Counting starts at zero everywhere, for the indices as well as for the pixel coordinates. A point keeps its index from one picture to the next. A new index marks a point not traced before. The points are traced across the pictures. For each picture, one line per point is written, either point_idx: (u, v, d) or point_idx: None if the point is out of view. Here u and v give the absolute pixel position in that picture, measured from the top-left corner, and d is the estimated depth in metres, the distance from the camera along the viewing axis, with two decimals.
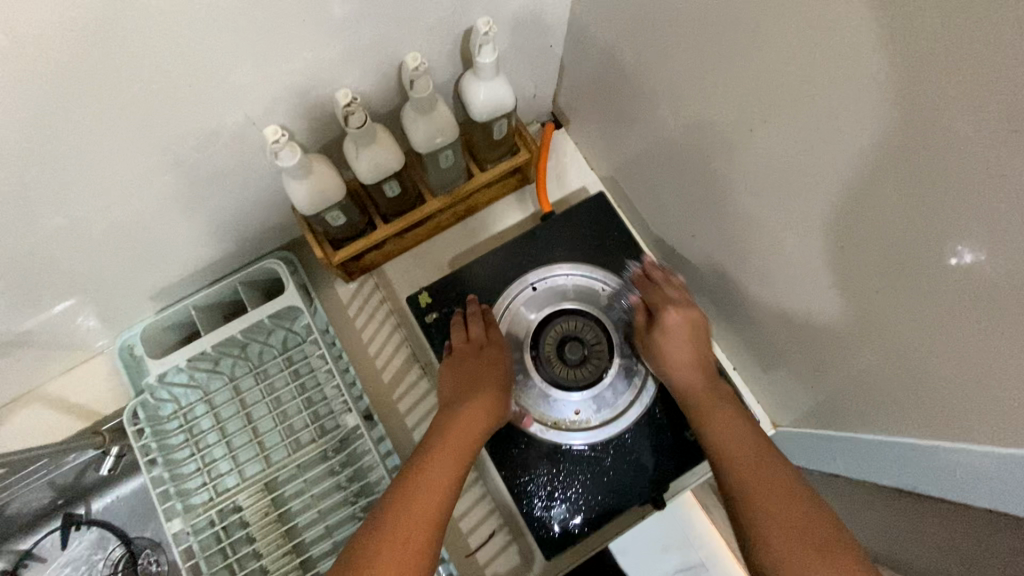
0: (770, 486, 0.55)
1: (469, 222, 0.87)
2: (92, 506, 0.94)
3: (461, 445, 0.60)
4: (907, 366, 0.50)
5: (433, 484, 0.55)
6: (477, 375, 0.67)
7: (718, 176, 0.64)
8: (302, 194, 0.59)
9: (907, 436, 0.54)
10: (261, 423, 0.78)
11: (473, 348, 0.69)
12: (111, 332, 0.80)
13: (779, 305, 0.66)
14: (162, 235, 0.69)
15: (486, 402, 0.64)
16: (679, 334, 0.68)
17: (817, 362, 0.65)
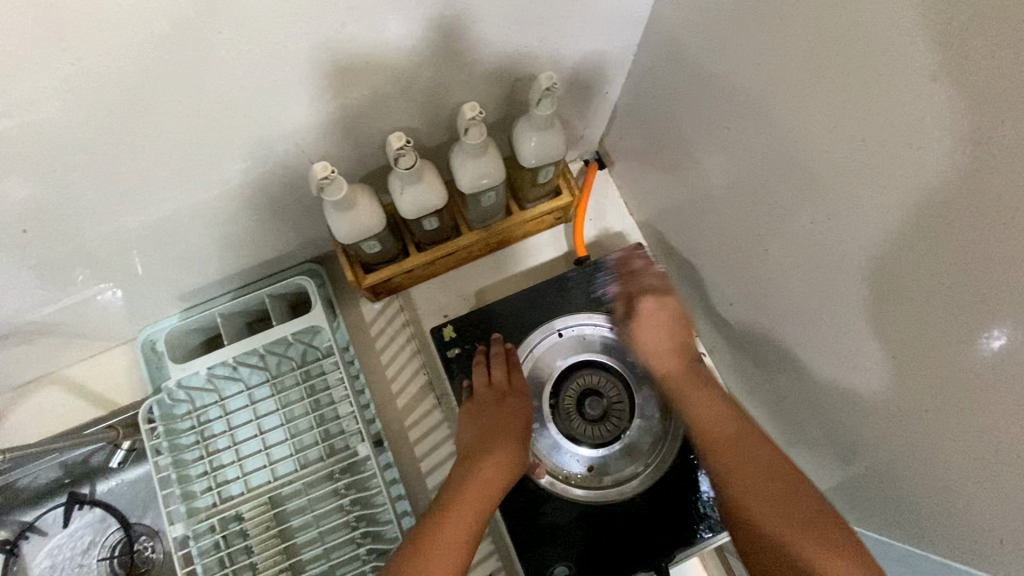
0: (771, 481, 0.57)
1: (500, 255, 0.86)
2: (97, 487, 0.95)
3: (478, 501, 0.60)
4: (937, 485, 0.49)
5: (447, 541, 0.55)
6: (496, 426, 0.67)
7: (762, 250, 0.63)
8: (340, 223, 0.59)
9: (931, 550, 0.52)
10: (272, 434, 0.78)
11: (494, 395, 0.69)
12: (135, 325, 0.81)
13: (810, 388, 0.64)
14: (197, 240, 0.69)
15: (502, 458, 0.64)
16: (653, 317, 0.72)
17: (842, 453, 0.63)
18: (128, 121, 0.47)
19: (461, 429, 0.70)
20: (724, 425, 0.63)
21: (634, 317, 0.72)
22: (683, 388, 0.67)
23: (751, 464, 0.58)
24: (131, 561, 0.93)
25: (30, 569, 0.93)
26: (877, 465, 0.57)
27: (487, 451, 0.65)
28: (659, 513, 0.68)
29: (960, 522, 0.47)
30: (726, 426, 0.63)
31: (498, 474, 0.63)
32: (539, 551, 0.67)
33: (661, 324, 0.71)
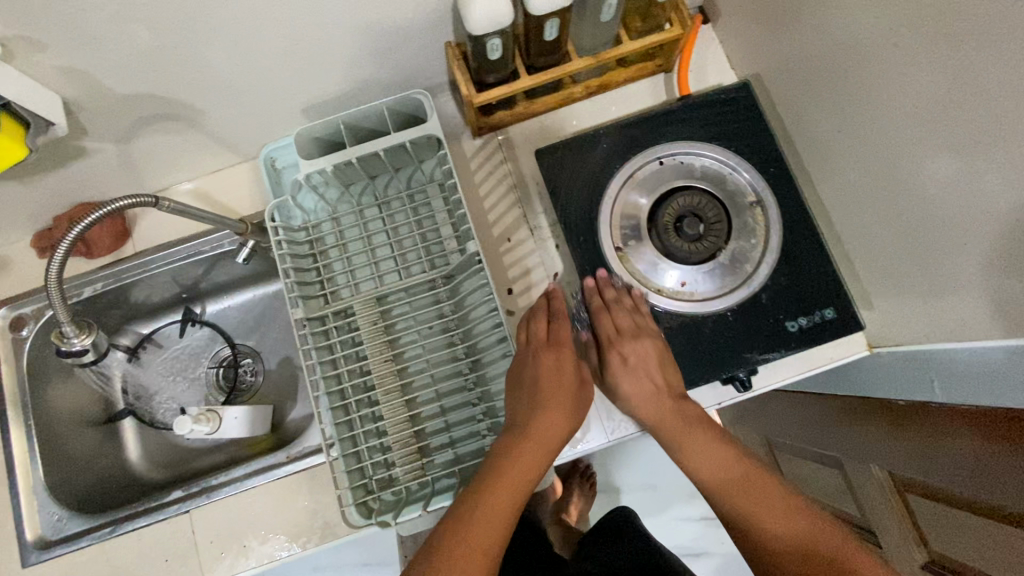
0: (699, 451, 0.64)
1: (600, 101, 0.88)
2: (207, 309, 1.04)
3: (524, 471, 0.61)
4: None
5: (489, 513, 0.57)
6: (536, 385, 0.66)
7: (900, 66, 0.62)
8: (476, 12, 0.63)
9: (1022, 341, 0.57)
10: (380, 249, 0.85)
11: (545, 343, 0.70)
12: (257, 144, 0.87)
13: (926, 211, 0.65)
14: (329, 48, 0.73)
15: (551, 422, 0.65)
16: (637, 367, 0.68)
17: (950, 277, 0.65)
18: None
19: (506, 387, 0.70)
20: (654, 404, 0.67)
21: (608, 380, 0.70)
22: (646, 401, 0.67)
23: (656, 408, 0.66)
24: (234, 378, 1.02)
25: (146, 374, 1.02)
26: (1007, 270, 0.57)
27: (525, 429, 0.64)
28: (746, 325, 0.72)
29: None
30: (655, 408, 0.66)
31: (546, 438, 0.64)
32: None
33: (628, 361, 0.69)
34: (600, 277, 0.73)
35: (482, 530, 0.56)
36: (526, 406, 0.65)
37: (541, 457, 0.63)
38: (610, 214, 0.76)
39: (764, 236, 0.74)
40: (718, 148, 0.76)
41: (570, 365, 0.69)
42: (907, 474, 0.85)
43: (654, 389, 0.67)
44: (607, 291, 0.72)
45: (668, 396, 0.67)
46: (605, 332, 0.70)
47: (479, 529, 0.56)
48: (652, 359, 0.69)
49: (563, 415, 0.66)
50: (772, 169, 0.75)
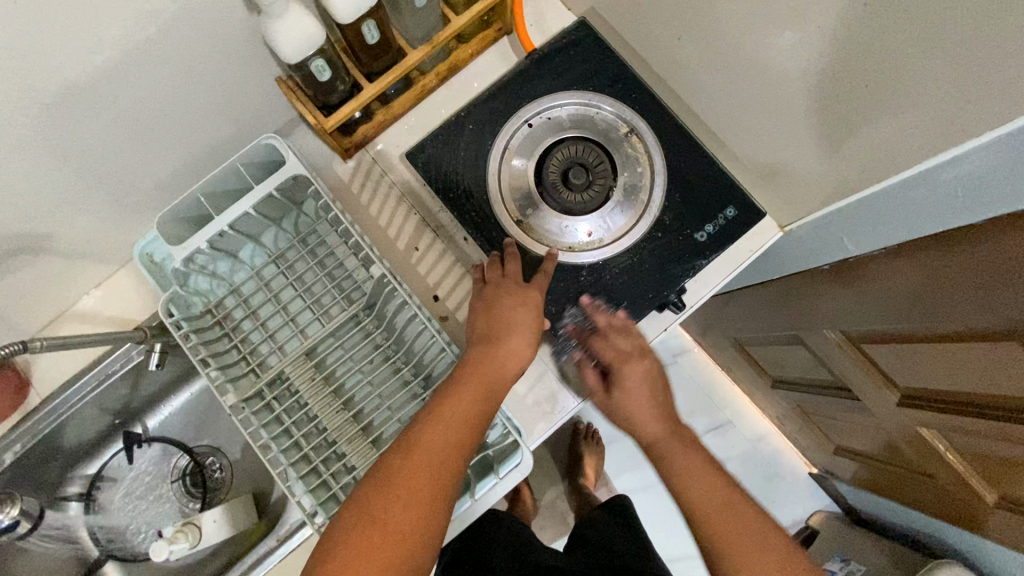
0: (744, 542, 0.62)
1: (454, 83, 0.86)
2: (148, 426, 0.99)
3: (482, 389, 0.64)
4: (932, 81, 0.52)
5: (438, 439, 0.61)
6: (503, 319, 0.68)
7: None
8: (284, 40, 0.59)
9: (906, 171, 0.59)
10: (292, 304, 0.82)
11: (512, 283, 0.70)
12: (125, 245, 0.81)
13: (788, 85, 0.67)
14: (158, 122, 0.68)
15: (514, 347, 0.67)
16: (639, 384, 0.70)
17: (827, 139, 0.67)
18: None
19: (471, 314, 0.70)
20: (705, 491, 0.65)
21: (615, 390, 0.70)
22: (671, 456, 0.68)
23: (695, 488, 0.65)
24: (203, 481, 0.98)
25: (112, 513, 0.97)
26: (871, 114, 0.59)
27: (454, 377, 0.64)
28: (662, 251, 0.74)
29: (957, 113, 0.51)
30: (655, 430, 0.69)
31: (511, 361, 0.66)
32: (560, 312, 0.73)
33: (628, 383, 0.70)
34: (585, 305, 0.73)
35: (426, 455, 0.60)
36: (492, 332, 0.67)
37: (473, 399, 0.63)
38: (501, 191, 0.75)
39: (648, 161, 0.75)
40: (578, 91, 0.75)
41: (535, 307, 0.69)
42: (857, 327, 0.89)
43: (657, 417, 0.69)
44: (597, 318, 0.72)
45: (666, 424, 0.70)
46: (612, 361, 0.70)
47: (423, 454, 0.60)
48: (644, 386, 0.70)
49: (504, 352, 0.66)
50: (634, 95, 0.75)
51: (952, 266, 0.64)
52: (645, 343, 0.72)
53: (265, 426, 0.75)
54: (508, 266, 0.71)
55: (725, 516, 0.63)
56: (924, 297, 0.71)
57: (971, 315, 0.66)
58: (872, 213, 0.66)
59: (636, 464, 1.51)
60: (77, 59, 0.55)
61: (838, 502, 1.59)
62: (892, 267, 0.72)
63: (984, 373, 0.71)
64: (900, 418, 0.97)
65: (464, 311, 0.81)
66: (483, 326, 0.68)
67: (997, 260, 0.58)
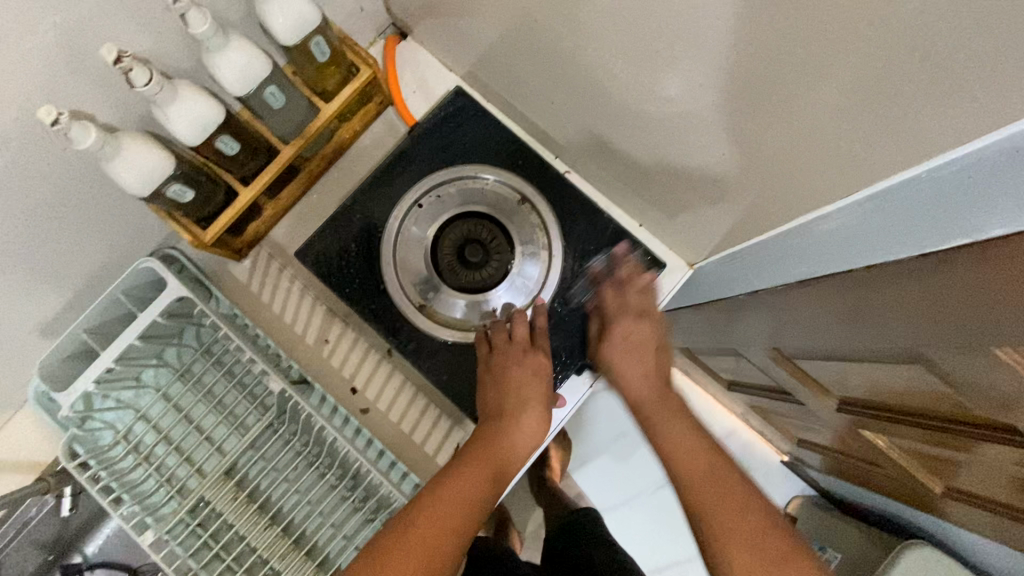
0: (735, 514, 0.55)
1: (341, 163, 0.83)
2: (87, 553, 0.95)
3: (493, 463, 0.61)
4: (792, 141, 0.50)
5: (452, 505, 0.55)
6: (513, 388, 0.67)
7: (573, 25, 0.60)
8: (128, 176, 0.56)
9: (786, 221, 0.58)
10: (205, 420, 0.78)
11: (521, 350, 0.69)
12: (17, 387, 0.76)
13: (667, 140, 0.65)
14: (18, 268, 0.64)
15: (529, 421, 0.65)
16: (635, 343, 0.69)
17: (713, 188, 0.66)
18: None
19: (479, 383, 0.70)
20: (689, 449, 0.61)
21: (608, 338, 0.70)
22: (667, 420, 0.64)
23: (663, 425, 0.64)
24: None
25: None
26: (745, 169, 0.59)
27: (462, 457, 0.61)
28: (571, 317, 0.73)
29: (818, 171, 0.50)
30: (643, 388, 0.67)
31: (527, 438, 0.65)
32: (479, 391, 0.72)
33: (627, 339, 0.69)
34: (611, 254, 0.73)
35: (441, 517, 0.54)
36: (506, 402, 0.66)
37: (481, 481, 0.59)
38: (399, 278, 0.73)
39: (544, 228, 0.73)
40: (462, 165, 0.73)
41: (546, 375, 0.69)
42: (784, 344, 0.89)
43: (649, 374, 0.68)
44: (619, 267, 0.72)
45: (659, 384, 0.68)
46: (612, 310, 0.71)
47: (439, 514, 0.54)
48: (639, 346, 0.69)
49: (514, 437, 0.64)
50: (520, 161, 0.73)
51: (847, 298, 0.64)
52: (648, 306, 0.71)
53: (191, 557, 0.72)
54: (515, 330, 0.70)
55: (715, 487, 0.57)
56: (832, 324, 0.71)
57: (882, 344, 0.66)
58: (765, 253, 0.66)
59: (615, 480, 1.51)
60: None
61: (811, 484, 1.61)
62: (800, 296, 0.72)
63: (903, 389, 0.72)
64: (842, 420, 0.98)
65: (385, 398, 0.79)
66: (497, 399, 0.67)
67: (890, 299, 0.58)
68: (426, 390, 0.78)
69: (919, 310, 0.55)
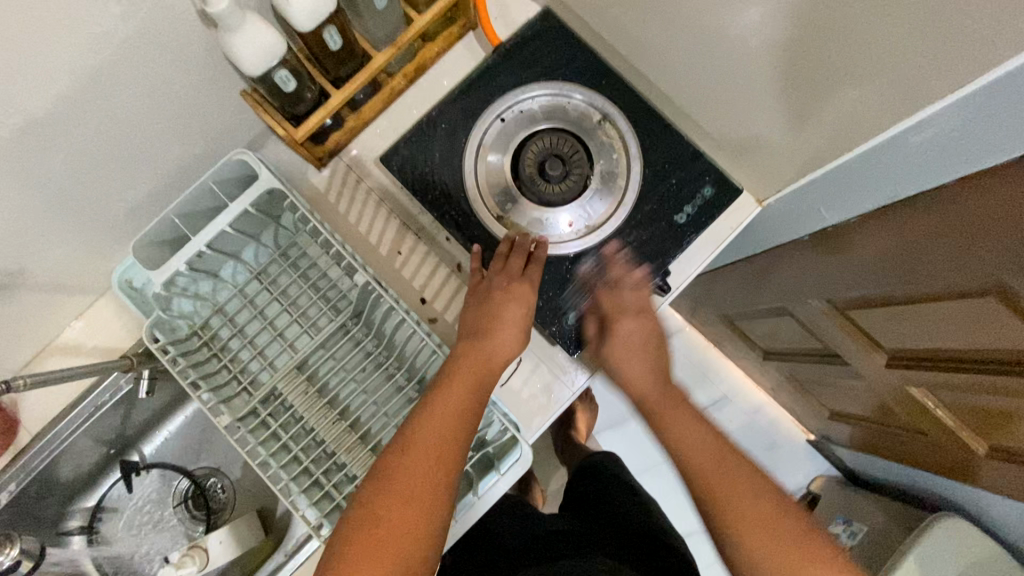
0: (738, 507, 0.61)
1: (422, 83, 0.85)
2: (145, 452, 0.98)
3: (473, 374, 0.65)
4: (899, 45, 0.52)
5: (436, 425, 0.61)
6: (495, 308, 0.69)
7: None
8: (245, 53, 0.58)
9: (877, 139, 0.59)
10: (278, 318, 0.81)
11: (506, 276, 0.71)
12: (104, 272, 0.79)
13: (756, 61, 0.67)
14: (124, 145, 0.67)
15: (506, 335, 0.68)
16: (636, 340, 0.71)
17: (799, 112, 0.67)
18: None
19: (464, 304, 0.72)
20: (703, 449, 0.64)
21: (613, 339, 0.71)
22: (674, 414, 0.67)
23: (680, 427, 0.66)
24: (205, 502, 0.98)
25: (115, 544, 0.96)
26: (839, 86, 0.60)
27: (447, 370, 0.65)
28: (644, 235, 0.74)
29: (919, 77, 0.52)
30: (649, 386, 0.70)
31: (503, 347, 0.68)
32: (549, 300, 0.74)
33: (627, 341, 0.71)
34: (611, 246, 0.74)
35: (426, 441, 0.60)
36: (483, 321, 0.68)
37: (473, 382, 0.64)
38: (479, 189, 0.75)
39: (624, 147, 0.75)
40: (548, 83, 0.75)
41: (528, 296, 0.70)
42: (841, 294, 0.90)
43: (646, 373, 0.70)
44: (615, 256, 0.74)
45: (658, 381, 0.70)
46: (610, 312, 0.72)
47: (423, 440, 0.60)
48: (636, 340, 0.71)
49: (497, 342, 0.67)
50: (604, 82, 0.75)
51: (927, 227, 0.65)
52: (644, 303, 0.73)
53: (263, 444, 0.74)
54: (510, 256, 0.72)
55: (719, 474, 0.63)
56: (904, 261, 0.72)
57: (957, 278, 0.67)
58: (844, 181, 0.67)
59: (642, 443, 1.52)
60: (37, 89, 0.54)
61: (837, 466, 1.61)
62: (872, 232, 0.73)
63: (969, 331, 0.72)
64: (890, 379, 0.98)
65: (452, 311, 0.81)
66: (477, 319, 0.69)
67: (976, 221, 0.58)
68: None
69: (1001, 225, 0.56)
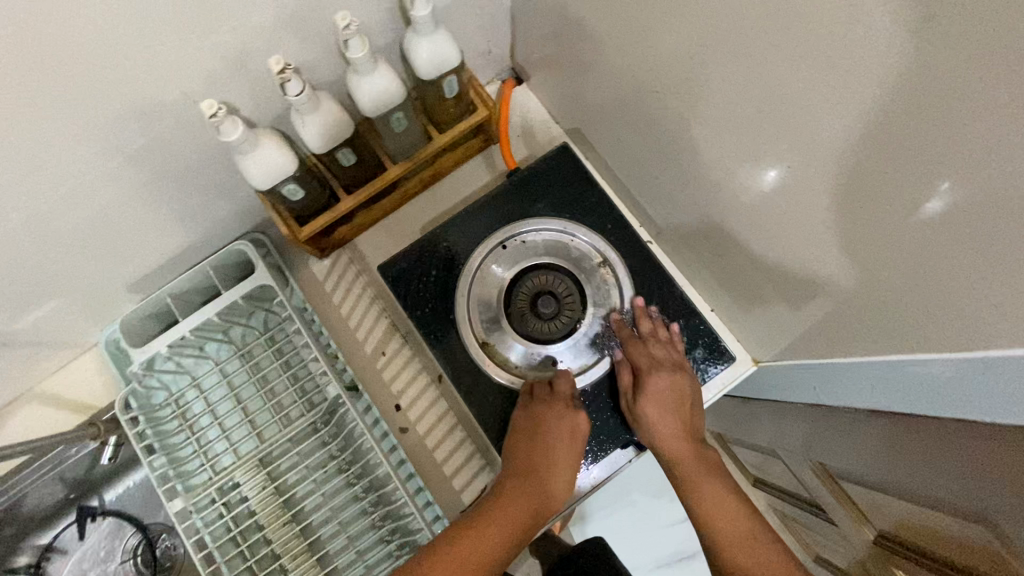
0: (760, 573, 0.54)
1: (437, 188, 0.86)
2: (105, 498, 0.97)
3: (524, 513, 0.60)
4: (881, 287, 0.50)
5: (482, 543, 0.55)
6: (552, 442, 0.66)
7: (688, 113, 0.62)
8: (254, 169, 0.59)
9: (869, 354, 0.57)
10: (251, 402, 0.81)
11: (563, 408, 0.68)
12: (96, 328, 0.81)
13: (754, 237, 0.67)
14: (132, 224, 0.69)
15: (557, 480, 0.64)
16: (669, 399, 0.67)
17: (793, 294, 0.66)
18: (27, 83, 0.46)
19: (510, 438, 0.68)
20: (721, 502, 0.60)
21: (637, 338, 0.71)
22: (701, 485, 0.62)
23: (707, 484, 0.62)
24: (154, 559, 0.96)
25: None
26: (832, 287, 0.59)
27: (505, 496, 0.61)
28: (626, 390, 0.72)
29: (903, 317, 0.50)
30: (681, 445, 0.65)
31: (554, 492, 0.64)
32: None
33: (660, 395, 0.67)
34: (635, 309, 0.73)
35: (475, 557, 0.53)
36: (537, 455, 0.65)
37: (514, 527, 0.58)
38: (469, 312, 0.74)
39: (620, 293, 0.74)
40: (554, 218, 0.75)
41: (582, 438, 0.68)
42: (829, 463, 0.87)
43: (679, 433, 0.66)
44: (642, 323, 0.72)
45: (691, 443, 0.66)
46: (642, 363, 0.69)
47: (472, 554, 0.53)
48: (671, 397, 0.67)
49: (547, 492, 0.63)
50: (608, 225, 0.75)
51: (913, 442, 0.61)
52: (678, 360, 0.70)
53: (212, 537, 0.73)
54: (557, 385, 0.70)
55: (726, 512, 0.59)
56: (887, 462, 0.68)
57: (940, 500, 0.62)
58: (836, 379, 0.64)
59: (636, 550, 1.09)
60: (47, 179, 0.56)
61: None
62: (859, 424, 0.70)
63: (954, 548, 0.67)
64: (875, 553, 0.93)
65: (425, 422, 0.80)
66: (531, 450, 0.65)
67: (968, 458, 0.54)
68: (468, 428, 0.78)
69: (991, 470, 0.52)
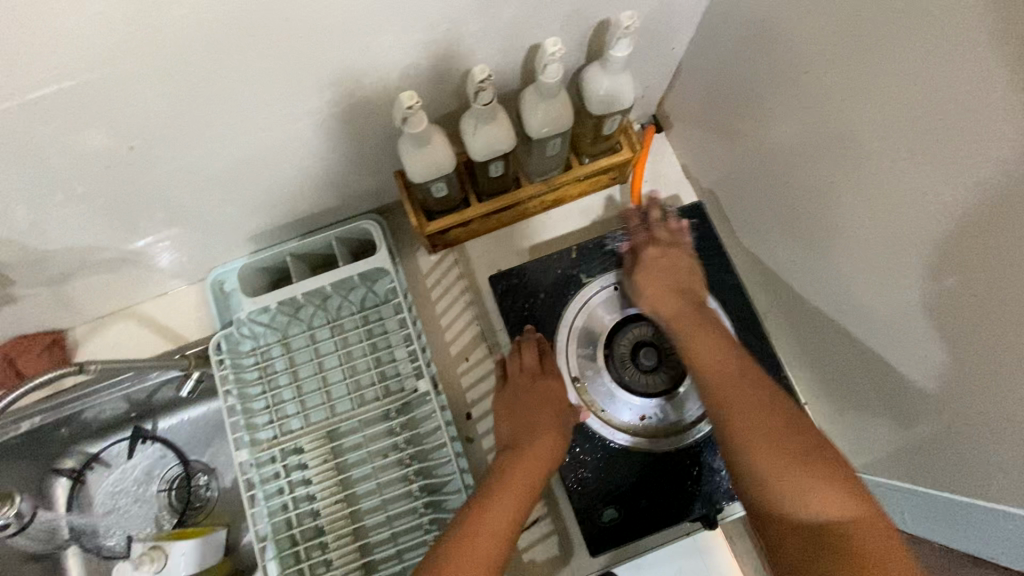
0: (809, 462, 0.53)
1: (555, 213, 0.87)
2: (159, 424, 1.00)
3: (528, 478, 0.61)
4: None
5: (492, 523, 0.56)
6: (530, 403, 0.67)
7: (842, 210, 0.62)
8: (416, 161, 0.61)
9: (964, 494, 0.54)
10: (331, 374, 0.82)
11: (528, 378, 0.70)
12: (206, 267, 0.84)
13: None
14: (276, 180, 0.72)
15: (548, 435, 0.65)
16: (664, 265, 0.72)
17: None
18: (247, 38, 0.49)
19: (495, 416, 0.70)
20: (738, 392, 0.60)
21: (639, 267, 0.73)
22: (697, 336, 0.65)
23: (703, 346, 0.64)
24: (187, 496, 0.98)
25: (92, 498, 0.98)
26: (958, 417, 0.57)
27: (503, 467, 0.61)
28: (713, 461, 0.70)
29: None
30: (673, 303, 0.69)
31: (548, 442, 0.64)
32: (590, 492, 0.69)
33: (659, 262, 0.72)
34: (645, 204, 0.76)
35: (486, 537, 0.54)
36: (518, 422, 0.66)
37: (523, 497, 0.59)
38: (568, 344, 0.74)
39: None
40: None
41: (554, 394, 0.69)
42: None
43: (670, 290, 0.70)
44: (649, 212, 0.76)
45: (685, 300, 0.69)
46: (640, 244, 0.75)
47: (482, 534, 0.54)
48: (664, 263, 0.72)
49: (546, 446, 0.64)
50: None
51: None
52: (681, 243, 0.74)
53: (266, 495, 0.73)
54: (523, 358, 0.71)
55: (741, 399, 0.59)
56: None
57: None
58: (919, 508, 0.61)
59: None
60: (229, 125, 0.59)
61: None
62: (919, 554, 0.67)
63: None
64: None
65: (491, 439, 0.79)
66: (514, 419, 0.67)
67: None
68: None
69: None
